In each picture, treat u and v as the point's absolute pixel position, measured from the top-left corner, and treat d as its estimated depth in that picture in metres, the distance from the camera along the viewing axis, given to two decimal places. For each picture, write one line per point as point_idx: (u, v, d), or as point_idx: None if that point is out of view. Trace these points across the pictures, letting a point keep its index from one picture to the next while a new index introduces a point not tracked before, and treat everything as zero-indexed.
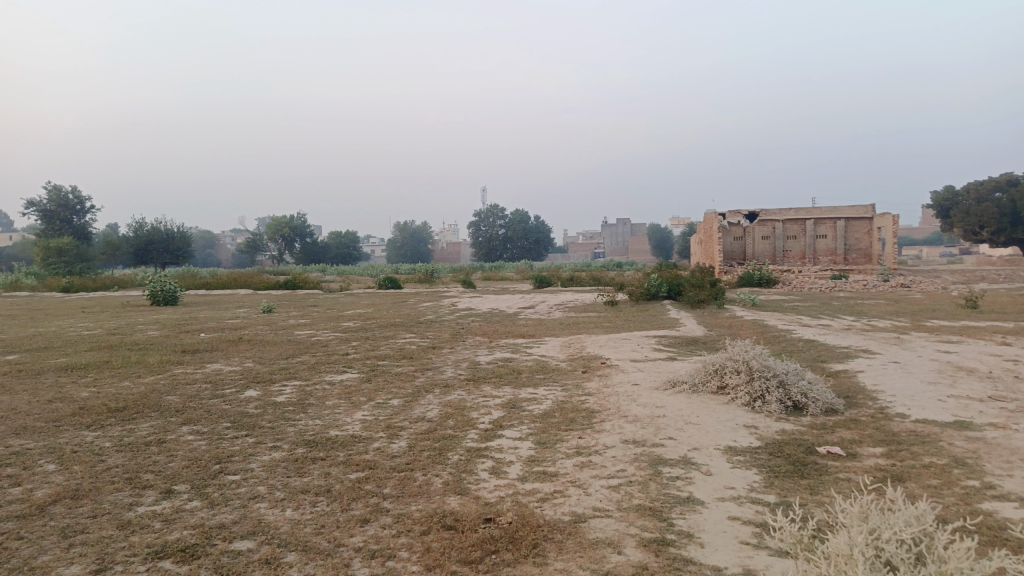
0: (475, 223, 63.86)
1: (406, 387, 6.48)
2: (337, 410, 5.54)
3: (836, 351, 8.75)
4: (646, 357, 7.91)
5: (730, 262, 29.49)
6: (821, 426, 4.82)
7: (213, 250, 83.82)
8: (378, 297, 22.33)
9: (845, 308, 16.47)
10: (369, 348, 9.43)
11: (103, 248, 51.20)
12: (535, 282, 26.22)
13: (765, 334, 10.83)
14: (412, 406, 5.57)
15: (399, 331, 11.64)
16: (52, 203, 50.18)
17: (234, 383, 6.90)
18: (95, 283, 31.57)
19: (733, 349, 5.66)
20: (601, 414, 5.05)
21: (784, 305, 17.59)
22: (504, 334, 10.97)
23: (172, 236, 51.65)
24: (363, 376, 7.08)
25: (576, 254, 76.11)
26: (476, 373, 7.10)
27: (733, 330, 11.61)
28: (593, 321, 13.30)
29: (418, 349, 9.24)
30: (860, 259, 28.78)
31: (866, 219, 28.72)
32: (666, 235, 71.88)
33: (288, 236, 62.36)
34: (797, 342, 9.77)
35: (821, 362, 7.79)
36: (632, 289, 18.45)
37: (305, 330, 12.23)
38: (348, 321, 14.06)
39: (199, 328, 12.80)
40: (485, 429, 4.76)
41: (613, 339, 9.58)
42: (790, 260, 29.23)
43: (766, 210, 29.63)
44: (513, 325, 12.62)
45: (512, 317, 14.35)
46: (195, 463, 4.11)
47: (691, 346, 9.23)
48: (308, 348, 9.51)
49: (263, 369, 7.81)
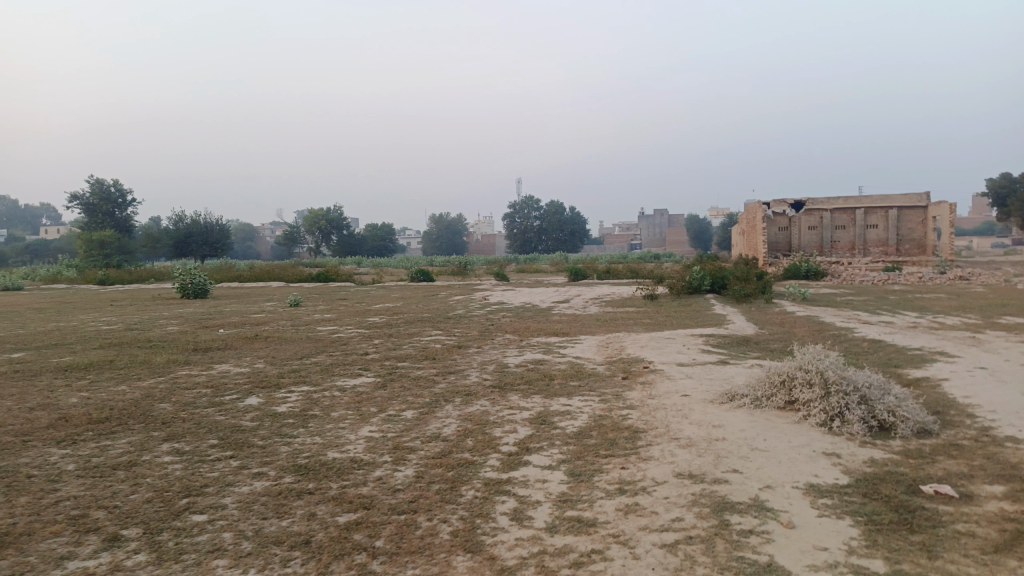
0: (510, 215, 63.12)
1: (423, 395, 5.75)
2: (342, 424, 4.84)
3: (908, 354, 7.77)
4: (694, 361, 7.06)
5: (775, 254, 28.24)
6: (916, 454, 3.97)
7: (253, 243, 84.69)
8: (408, 291, 21.73)
9: (904, 303, 15.30)
10: (389, 347, 8.72)
11: (144, 240, 51.79)
12: (571, 275, 25.43)
13: (823, 333, 9.85)
14: (426, 421, 4.83)
15: (426, 328, 10.93)
16: (95, 196, 50.86)
17: (237, 388, 6.25)
18: (131, 276, 31.60)
19: (804, 356, 4.82)
20: (647, 435, 4.26)
21: (836, 300, 16.48)
22: (537, 332, 10.19)
23: (211, 228, 51.92)
24: (378, 381, 6.37)
25: (613, 245, 74.96)
26: (504, 378, 6.35)
27: (786, 327, 10.65)
28: (633, 316, 12.42)
29: (443, 348, 8.50)
30: (913, 250, 27.29)
31: (920, 208, 27.18)
32: (705, 225, 70.18)
33: (325, 229, 62.46)
34: (861, 343, 8.78)
35: (896, 367, 6.84)
36: (673, 282, 17.50)
37: (327, 326, 11.61)
38: (375, 316, 13.47)
39: (220, 324, 12.27)
40: (509, 454, 4.00)
41: (655, 339, 8.72)
42: (838, 251, 27.87)
43: (813, 199, 28.27)
44: (547, 321, 11.83)
45: (546, 313, 13.58)
46: (160, 497, 3.44)
47: (742, 347, 8.33)
48: (326, 347, 8.84)
49: (273, 371, 7.16)
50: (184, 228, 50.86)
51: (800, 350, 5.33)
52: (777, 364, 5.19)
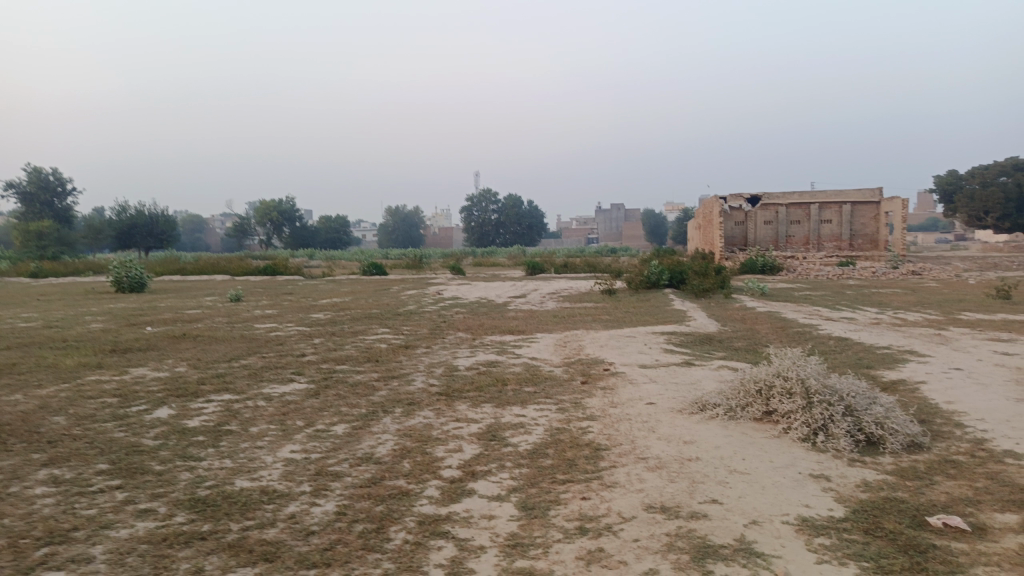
0: (468, 208, 62.21)
1: (360, 405, 5.11)
2: (260, 442, 4.18)
3: (878, 354, 7.39)
4: (657, 362, 6.56)
5: (731, 248, 28.19)
6: (912, 473, 3.52)
7: (203, 235, 82.28)
8: (359, 285, 20.95)
9: (862, 299, 15.15)
10: (330, 347, 8.04)
11: (84, 232, 49.56)
12: (528, 269, 24.95)
13: (787, 330, 9.47)
14: (359, 438, 4.21)
15: (373, 326, 10.24)
16: (31, 185, 48.47)
17: (148, 398, 5.52)
18: (66, 268, 30.04)
19: (783, 361, 4.35)
20: (610, 454, 3.72)
21: (795, 295, 16.28)
22: (491, 330, 9.60)
23: (156, 219, 49.91)
24: (311, 389, 5.71)
25: (571, 239, 74.83)
26: (451, 384, 5.75)
27: (748, 324, 10.27)
28: (592, 312, 11.93)
29: (388, 349, 7.86)
30: (866, 245, 27.50)
31: (873, 203, 27.38)
32: (661, 219, 70.43)
33: (275, 220, 60.49)
34: (827, 342, 8.40)
35: (869, 369, 6.44)
36: (631, 277, 17.12)
37: (266, 324, 10.83)
38: (320, 312, 12.71)
39: (150, 321, 11.38)
40: (450, 481, 3.40)
41: (616, 337, 8.21)
42: (793, 245, 27.94)
43: (769, 194, 28.25)
44: (502, 318, 11.26)
45: (501, 308, 13.01)
46: (13, 546, 2.76)
47: (706, 346, 7.88)
48: (260, 348, 8.12)
49: (195, 376, 6.44)
50: (128, 219, 48.75)
51: (776, 354, 4.85)
52: (751, 369, 4.71)
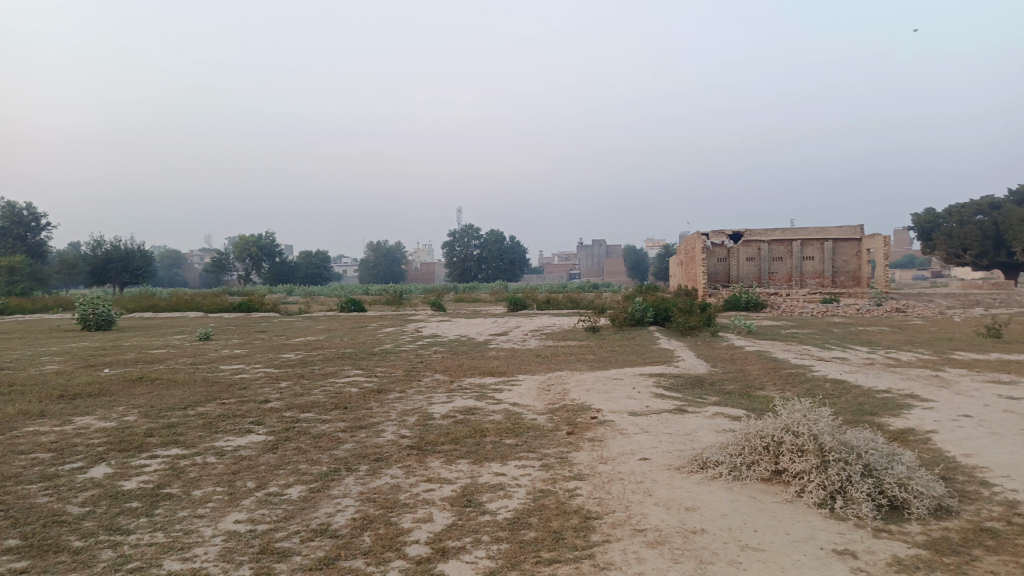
0: (449, 243, 61.90)
1: (321, 461, 4.60)
2: (203, 511, 3.65)
3: (879, 399, 6.98)
4: (647, 409, 6.09)
5: (714, 285, 27.97)
6: (948, 546, 3.07)
7: (181, 270, 81.20)
8: (336, 322, 20.37)
9: (850, 337, 14.84)
10: (297, 392, 7.50)
11: (58, 267, 48.51)
12: (510, 305, 24.51)
13: (780, 371, 9.06)
14: (316, 504, 3.70)
15: (346, 367, 9.69)
16: (5, 219, 47.57)
17: (86, 453, 4.95)
18: (34, 305, 29.13)
19: (791, 411, 3.92)
20: (602, 525, 3.24)
21: (782, 333, 15.94)
22: (470, 371, 9.10)
23: (132, 255, 48.99)
24: (269, 442, 5.17)
25: (553, 275, 74.62)
26: (425, 436, 5.24)
27: (739, 365, 9.88)
28: (576, 352, 11.47)
29: (358, 394, 7.33)
30: (848, 282, 27.41)
31: (854, 240, 27.36)
32: (643, 256, 70.59)
33: (256, 256, 59.89)
34: (824, 384, 7.99)
35: (874, 415, 6.01)
36: (615, 314, 16.72)
37: (233, 365, 10.25)
38: (292, 352, 12.14)
39: (110, 362, 10.76)
40: (416, 563, 2.89)
41: (602, 381, 7.74)
42: (776, 282, 27.77)
43: (751, 230, 28.16)
44: (483, 358, 10.77)
45: (481, 347, 12.50)
46: None
47: (698, 391, 7.43)
48: (221, 393, 7.56)
49: (144, 427, 5.87)
50: (104, 254, 47.77)
51: (780, 405, 4.42)
52: (755, 420, 4.26)
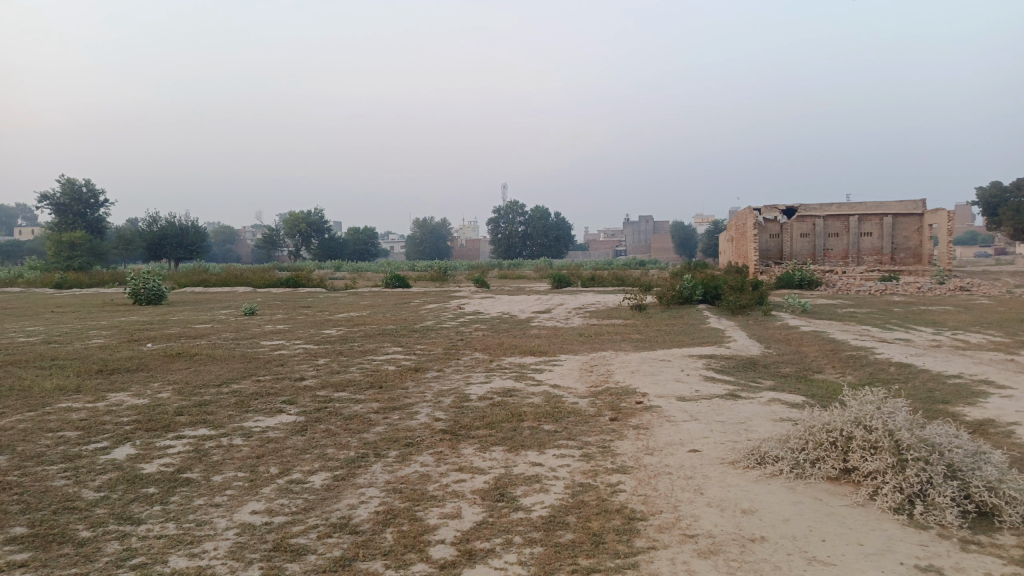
0: (495, 220, 61.70)
1: (349, 446, 4.36)
2: (219, 500, 3.43)
3: (950, 386, 6.43)
4: (697, 394, 5.70)
5: (766, 262, 27.10)
6: None
7: (233, 246, 82.86)
8: (380, 298, 20.34)
9: (912, 318, 14.07)
10: (333, 370, 7.31)
11: (116, 242, 49.86)
12: (554, 282, 24.16)
13: (838, 353, 8.53)
14: (338, 495, 3.46)
15: (385, 344, 9.49)
16: (66, 196, 49.00)
17: (113, 432, 4.81)
18: (91, 279, 29.91)
19: (861, 402, 3.52)
20: (647, 528, 2.91)
21: (838, 312, 15.24)
22: (511, 350, 8.81)
23: (186, 231, 50.00)
24: (298, 424, 4.96)
25: (599, 252, 73.87)
26: (460, 420, 4.97)
27: (794, 346, 9.37)
28: (621, 331, 11.08)
29: (394, 373, 7.10)
30: (908, 260, 26.24)
31: (916, 215, 26.12)
32: (691, 232, 69.27)
33: (304, 232, 60.64)
34: (888, 368, 7.45)
35: (947, 404, 5.50)
36: (662, 291, 16.23)
37: (274, 341, 10.17)
38: (333, 328, 12.02)
39: (154, 337, 10.82)
40: (440, 568, 2.61)
41: (648, 362, 7.37)
42: (831, 259, 26.75)
43: (805, 205, 27.12)
44: (524, 336, 10.47)
45: (523, 325, 12.20)
46: None
47: (751, 374, 7.00)
48: (257, 370, 7.43)
49: (175, 404, 5.74)
50: (159, 230, 48.89)
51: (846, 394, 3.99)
52: (819, 411, 3.87)
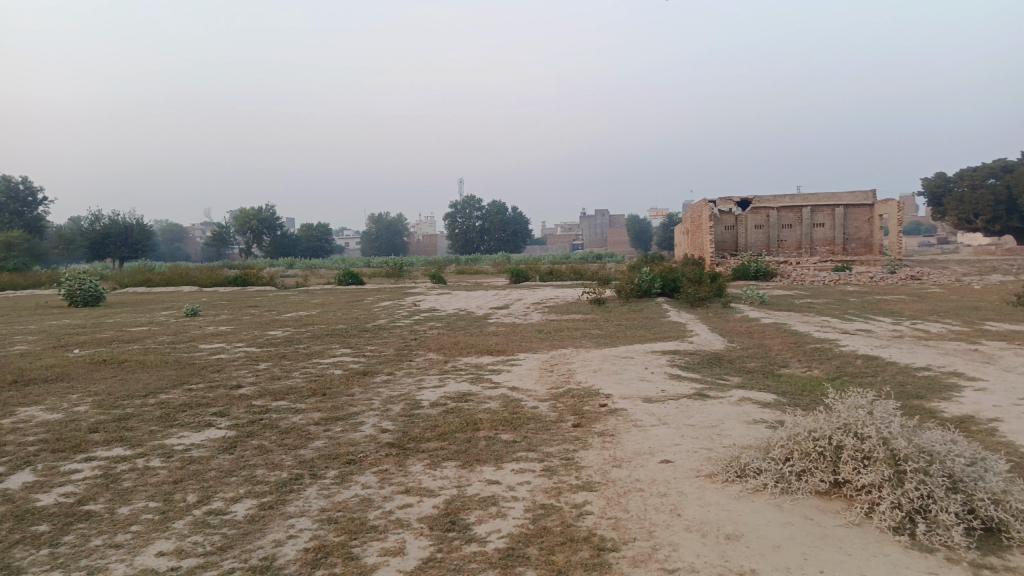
0: (451, 215, 61.04)
1: (283, 465, 3.88)
2: (120, 540, 2.92)
3: (920, 379, 6.20)
4: (663, 394, 5.35)
5: (722, 254, 27.15)
6: None
7: (182, 244, 80.47)
8: (332, 296, 19.64)
9: (869, 307, 14.04)
10: (274, 376, 6.77)
11: (55, 242, 47.74)
12: (512, 276, 23.76)
13: (803, 346, 8.29)
14: (263, 529, 2.98)
15: (333, 345, 8.95)
16: (1, 194, 46.70)
17: (13, 455, 4.24)
18: (25, 281, 28.41)
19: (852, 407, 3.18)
20: (620, 562, 2.52)
21: (796, 303, 15.15)
22: (467, 349, 8.36)
23: (130, 229, 48.11)
24: (228, 440, 4.46)
25: (556, 246, 73.77)
26: (409, 431, 4.52)
27: (757, 339, 9.13)
28: (580, 326, 10.73)
29: (341, 377, 6.60)
30: (860, 250, 26.57)
31: (866, 206, 26.45)
32: (646, 225, 69.66)
33: (256, 229, 59.13)
34: (855, 361, 7.21)
35: (921, 399, 5.25)
36: (621, 284, 15.96)
37: (213, 344, 9.53)
38: (279, 328, 11.41)
39: (83, 342, 10.07)
40: None
41: (610, 360, 7.01)
42: (785, 250, 26.93)
43: (760, 197, 27.23)
44: (480, 333, 10.03)
45: (480, 322, 11.77)
46: None
47: (717, 370, 6.69)
48: (190, 378, 6.85)
49: (92, 419, 5.16)
50: (102, 228, 46.95)
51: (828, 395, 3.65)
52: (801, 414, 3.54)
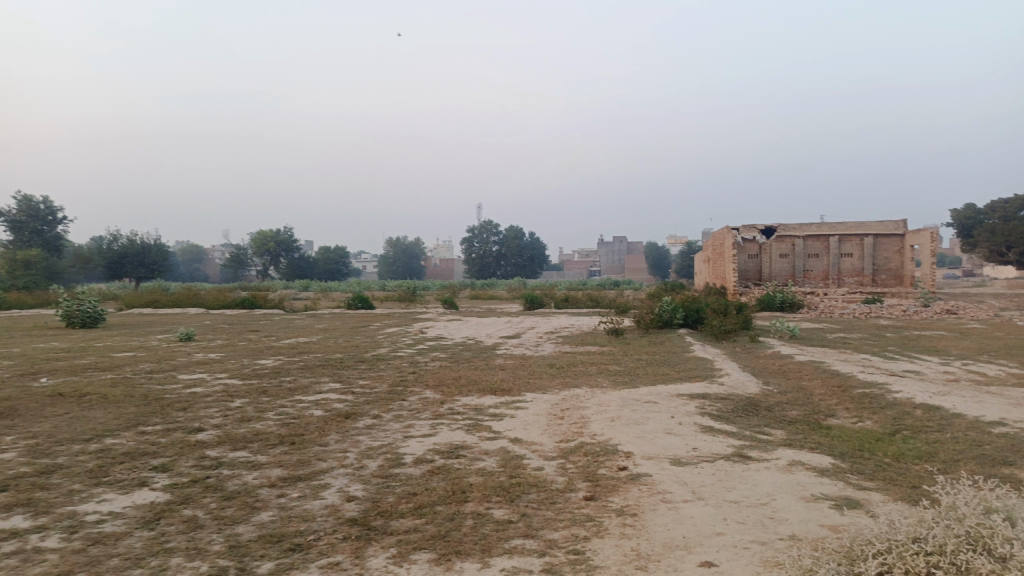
0: (468, 240, 60.48)
1: (206, 553, 3.00)
2: None
3: (999, 438, 5.20)
4: (695, 455, 4.43)
5: (745, 284, 26.11)
6: None
7: (201, 265, 80.41)
8: (338, 321, 18.84)
9: (910, 344, 12.96)
10: (244, 417, 5.92)
11: (74, 262, 47.62)
12: (526, 302, 22.87)
13: (849, 391, 7.30)
14: None
15: (322, 379, 8.10)
16: (21, 213, 46.60)
17: None
18: (34, 299, 27.84)
19: (982, 516, 2.22)
20: None
21: (829, 338, 14.11)
22: (468, 387, 7.46)
23: (148, 249, 47.66)
24: (156, 510, 3.60)
25: (574, 272, 72.85)
26: (380, 501, 3.63)
27: (794, 381, 8.16)
28: (596, 361, 9.83)
29: (319, 420, 5.75)
30: (890, 281, 25.42)
31: (897, 236, 25.35)
32: (664, 253, 68.55)
33: (274, 252, 58.79)
34: (914, 412, 6.22)
35: (1011, 468, 4.27)
36: (640, 314, 15.02)
37: (194, 375, 8.71)
38: (271, 357, 10.57)
39: (56, 369, 9.27)
40: None
41: (630, 405, 6.09)
42: (812, 281, 25.85)
43: (785, 225, 26.22)
44: (486, 368, 9.14)
45: (488, 354, 10.87)
46: None
47: (754, 421, 5.74)
48: (150, 417, 6.01)
49: (8, 471, 4.32)
50: (119, 249, 46.58)
51: (935, 487, 2.69)
52: (899, 514, 2.58)
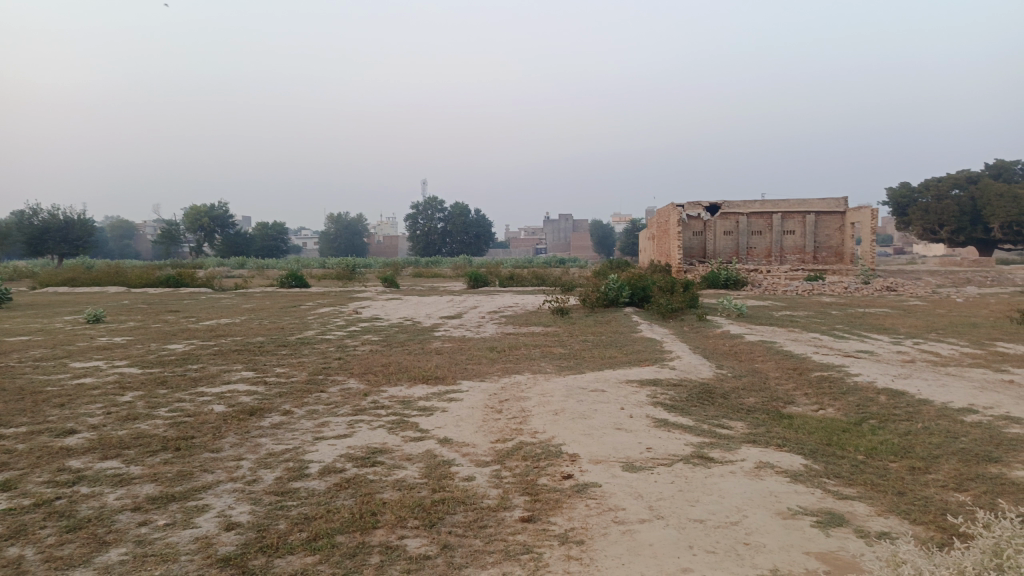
0: (413, 216, 58.82)
1: None
2: None
3: (973, 428, 4.78)
4: (649, 458, 3.83)
5: (689, 261, 25.92)
6: None
7: (131, 242, 76.61)
8: (269, 301, 17.76)
9: (856, 322, 12.74)
10: (129, 416, 5.06)
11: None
12: (469, 280, 22.10)
13: (806, 375, 6.84)
14: None
15: (234, 367, 7.24)
16: None
17: None
18: None
19: None
20: None
21: (776, 316, 13.83)
22: (398, 375, 6.73)
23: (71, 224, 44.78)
24: None
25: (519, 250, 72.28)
26: (266, 533, 2.89)
27: (747, 364, 7.70)
28: (539, 343, 9.21)
29: (218, 419, 4.94)
30: (830, 259, 25.59)
31: (838, 213, 25.47)
32: (609, 231, 68.51)
33: (208, 228, 56.28)
34: (878, 399, 5.79)
35: (1001, 468, 3.80)
36: (586, 292, 14.48)
37: (90, 363, 7.73)
38: (183, 341, 9.58)
39: None
40: None
41: (576, 394, 5.48)
42: (755, 258, 25.83)
43: (729, 202, 26.04)
44: (421, 352, 8.41)
45: (424, 336, 10.12)
46: None
47: (711, 412, 5.18)
48: (16, 417, 5.10)
49: None
50: (40, 224, 43.70)
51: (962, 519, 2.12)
52: (923, 559, 2.01)
